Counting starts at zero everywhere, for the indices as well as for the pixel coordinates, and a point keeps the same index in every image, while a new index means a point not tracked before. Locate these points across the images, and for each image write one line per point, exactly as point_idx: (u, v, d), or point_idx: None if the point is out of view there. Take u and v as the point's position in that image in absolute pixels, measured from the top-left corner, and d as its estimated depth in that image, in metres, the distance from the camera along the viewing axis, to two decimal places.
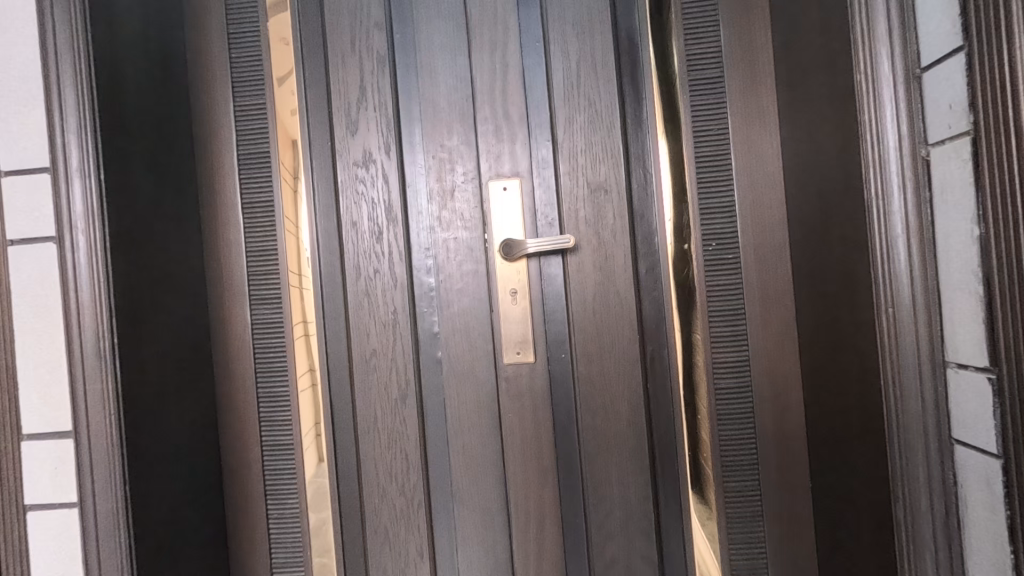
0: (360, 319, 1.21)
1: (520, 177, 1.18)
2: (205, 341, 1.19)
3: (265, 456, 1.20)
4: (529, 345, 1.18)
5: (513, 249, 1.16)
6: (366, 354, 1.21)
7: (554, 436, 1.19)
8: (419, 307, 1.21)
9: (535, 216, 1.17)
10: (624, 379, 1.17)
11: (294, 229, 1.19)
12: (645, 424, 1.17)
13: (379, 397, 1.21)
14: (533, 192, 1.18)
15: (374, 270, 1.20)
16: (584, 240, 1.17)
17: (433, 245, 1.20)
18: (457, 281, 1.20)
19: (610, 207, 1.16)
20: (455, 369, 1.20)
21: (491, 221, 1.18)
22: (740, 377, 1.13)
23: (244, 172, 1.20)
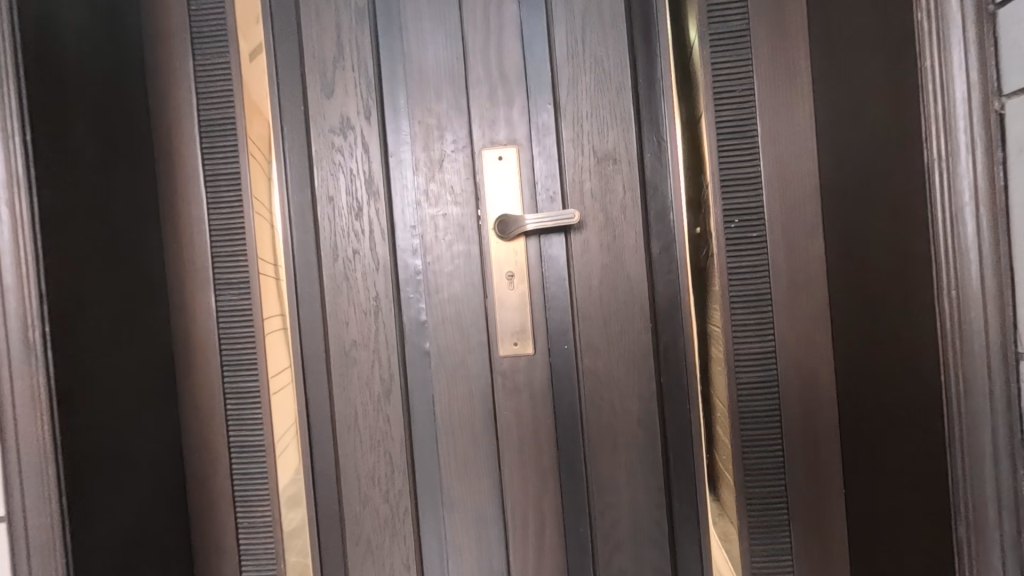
0: (337, 304, 1.08)
1: (517, 145, 1.04)
2: (163, 329, 1.05)
3: (233, 460, 1.07)
4: (528, 334, 1.05)
5: (507, 226, 1.03)
6: (345, 345, 1.08)
7: (555, 435, 1.06)
8: (404, 290, 1.08)
9: (534, 189, 1.04)
10: (635, 373, 1.04)
11: (264, 207, 1.05)
12: (658, 423, 1.04)
13: (360, 393, 1.08)
14: (532, 162, 1.04)
15: (353, 249, 1.07)
16: (588, 216, 1.04)
17: (420, 221, 1.07)
18: (446, 264, 1.06)
19: (619, 178, 1.03)
20: (446, 361, 1.07)
21: (485, 195, 1.05)
22: (766, 371, 0.99)
23: (206, 141, 1.06)
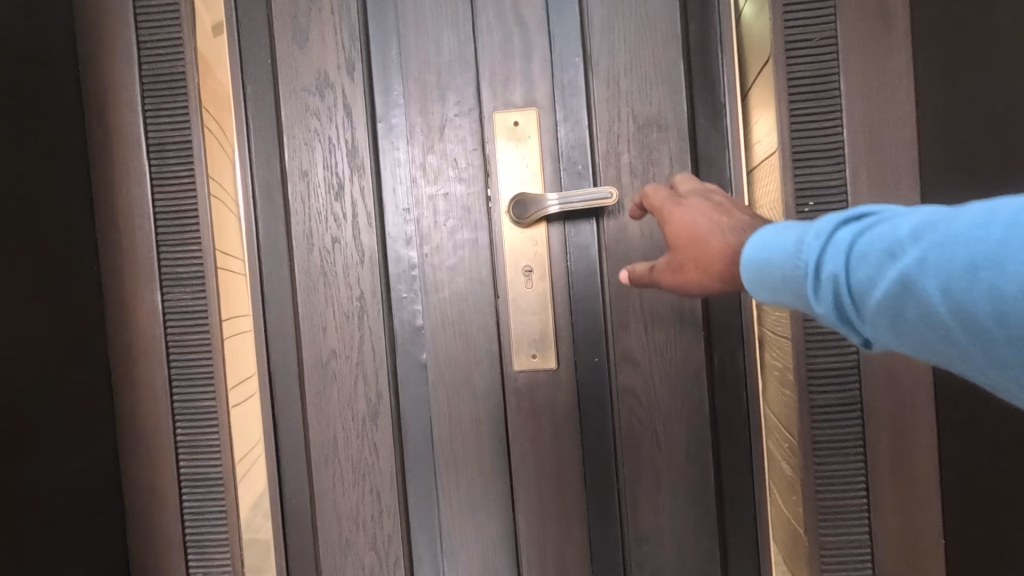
0: (313, 305, 0.87)
1: (537, 108, 0.84)
2: (89, 340, 0.81)
3: (185, 504, 0.84)
4: (549, 343, 0.85)
5: (527, 209, 0.82)
6: (322, 355, 0.87)
7: (582, 468, 0.86)
8: (395, 288, 0.87)
9: (558, 163, 0.84)
10: (682, 394, 0.84)
11: (224, 188, 0.84)
12: (711, 454, 0.84)
13: (340, 415, 0.87)
14: (555, 129, 0.84)
15: (332, 237, 0.86)
16: (625, 197, 0.83)
17: (415, 203, 0.86)
18: (448, 255, 0.86)
19: (663, 150, 0.83)
20: (446, 375, 0.87)
21: (496, 171, 0.84)
22: (848, 396, 0.75)
23: (149, 94, 0.82)
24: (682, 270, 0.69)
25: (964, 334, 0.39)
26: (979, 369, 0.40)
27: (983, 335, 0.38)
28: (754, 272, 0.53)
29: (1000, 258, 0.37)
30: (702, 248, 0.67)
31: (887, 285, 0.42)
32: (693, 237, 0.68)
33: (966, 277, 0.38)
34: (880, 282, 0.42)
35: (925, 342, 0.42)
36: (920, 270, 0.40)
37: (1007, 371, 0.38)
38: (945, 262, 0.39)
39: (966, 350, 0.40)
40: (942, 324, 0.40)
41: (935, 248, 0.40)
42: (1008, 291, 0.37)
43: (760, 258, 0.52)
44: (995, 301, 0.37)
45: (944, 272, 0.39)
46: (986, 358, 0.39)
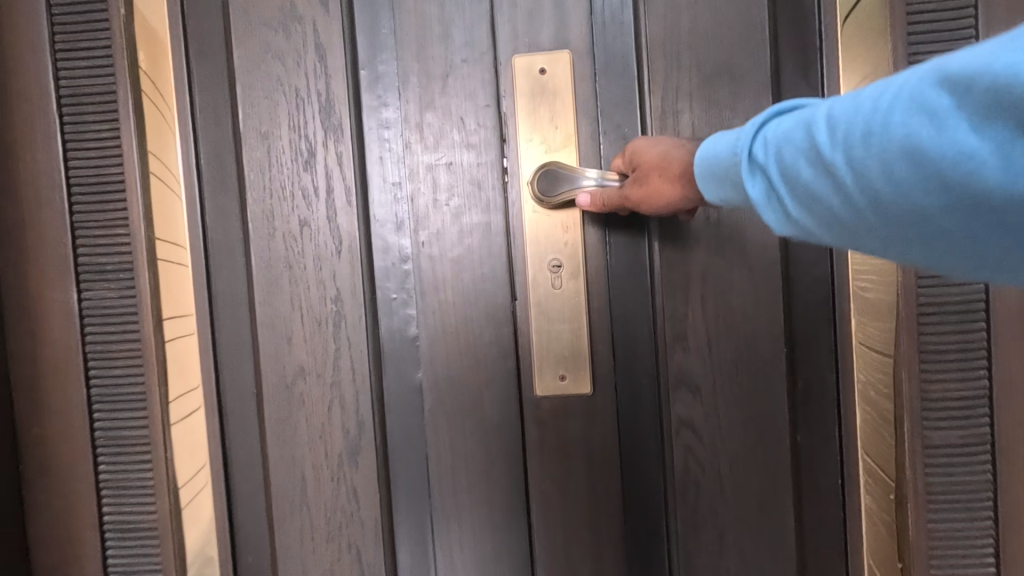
0: (275, 309, 0.67)
1: (571, 51, 0.64)
2: None
3: (109, 570, 0.63)
4: (582, 359, 0.65)
5: (561, 180, 0.62)
6: (285, 373, 0.67)
7: (622, 519, 0.67)
8: (383, 291, 0.66)
9: (597, 125, 0.64)
10: (752, 426, 0.66)
11: (161, 161, 0.63)
12: (790, 504, 0.66)
13: (309, 450, 0.67)
14: (594, 81, 0.64)
15: (300, 220, 0.66)
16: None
17: (406, 174, 0.65)
18: (451, 244, 0.65)
19: (737, 110, 0.63)
20: (447, 402, 0.66)
21: (516, 133, 0.64)
22: (976, 433, 0.58)
23: (58, 18, 0.60)
24: (646, 182, 0.57)
25: (862, 207, 0.35)
26: (891, 246, 0.36)
27: (891, 212, 0.34)
28: (702, 180, 0.48)
29: (888, 121, 0.33)
30: (671, 159, 0.55)
31: (791, 173, 0.38)
32: (665, 148, 0.56)
33: (858, 145, 0.34)
34: (783, 170, 0.38)
35: (839, 231, 0.37)
36: (820, 147, 0.36)
37: (910, 237, 0.34)
38: (839, 134, 0.35)
39: (873, 229, 0.35)
40: (846, 204, 0.36)
41: (832, 122, 0.36)
42: (894, 152, 0.33)
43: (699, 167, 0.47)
44: (883, 166, 0.33)
45: (842, 145, 0.35)
46: (890, 230, 0.35)
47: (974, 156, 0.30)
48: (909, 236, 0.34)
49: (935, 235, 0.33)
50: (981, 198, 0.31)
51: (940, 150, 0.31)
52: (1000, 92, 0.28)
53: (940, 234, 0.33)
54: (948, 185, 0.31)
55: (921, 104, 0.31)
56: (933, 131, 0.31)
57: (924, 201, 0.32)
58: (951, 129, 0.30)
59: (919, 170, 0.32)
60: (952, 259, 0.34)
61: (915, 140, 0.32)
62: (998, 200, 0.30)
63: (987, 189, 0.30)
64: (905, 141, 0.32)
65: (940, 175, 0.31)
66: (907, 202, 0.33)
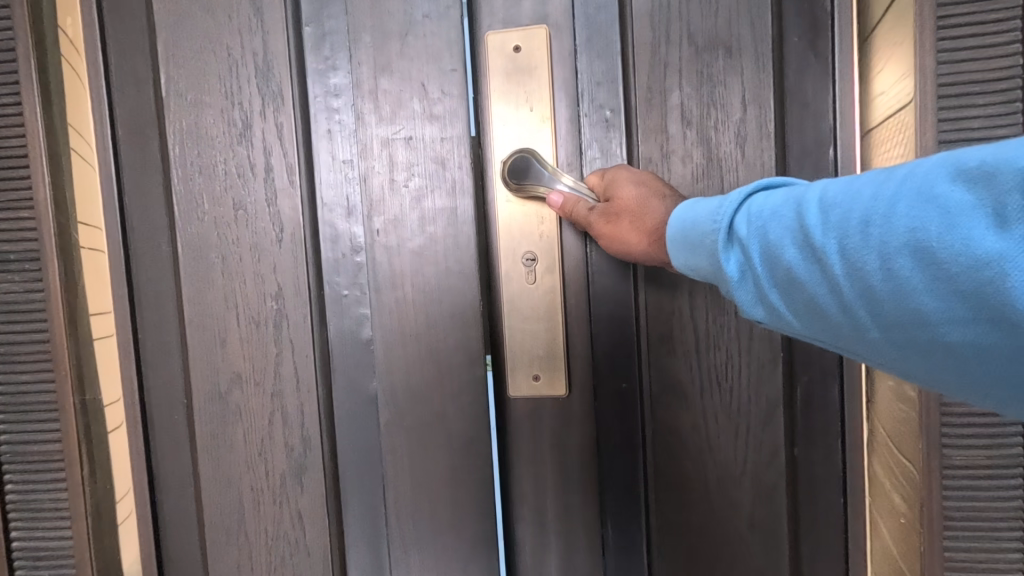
0: (205, 307, 0.57)
1: (548, 25, 0.55)
2: None
3: None
4: (559, 361, 0.57)
5: (535, 167, 0.54)
6: (218, 380, 0.58)
7: (601, 538, 0.59)
8: (333, 286, 0.57)
9: (576, 106, 0.55)
10: (744, 436, 0.57)
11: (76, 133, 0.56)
12: (785, 522, 0.58)
13: (247, 468, 0.58)
14: (575, 56, 0.55)
15: (235, 202, 0.56)
16: (674, 153, 0.55)
17: (358, 152, 0.55)
18: (411, 233, 0.56)
19: (733, 84, 0.54)
20: (406, 417, 0.58)
21: (491, 113, 0.55)
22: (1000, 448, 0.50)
23: None
24: (615, 220, 0.51)
25: (853, 302, 0.33)
26: (884, 352, 0.33)
27: (884, 310, 0.31)
28: (674, 248, 0.46)
29: (892, 213, 0.31)
30: (649, 207, 0.50)
31: (783, 253, 0.36)
32: (647, 191, 0.50)
33: (857, 235, 0.32)
34: (776, 249, 0.36)
35: (829, 326, 0.35)
36: (816, 232, 0.34)
37: (906, 346, 0.31)
38: (838, 220, 0.33)
39: (866, 328, 0.33)
40: (840, 296, 0.33)
41: (830, 207, 0.34)
42: (897, 247, 0.30)
43: (675, 231, 0.45)
44: (883, 261, 0.31)
45: (839, 231, 0.33)
46: (884, 332, 0.32)
47: (985, 261, 0.27)
48: (905, 342, 0.31)
49: (935, 346, 0.30)
50: (994, 310, 0.27)
51: (950, 250, 0.28)
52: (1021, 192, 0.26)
53: (942, 346, 0.30)
54: (955, 290, 0.28)
55: (929, 197, 0.29)
56: (942, 229, 0.29)
57: (927, 304, 0.30)
58: (961, 229, 0.28)
59: (924, 268, 0.29)
60: (950, 375, 0.31)
61: (922, 236, 0.29)
62: (1015, 317, 0.27)
63: (1000, 301, 0.27)
64: (910, 236, 0.30)
65: (947, 276, 0.28)
66: (904, 303, 0.30)
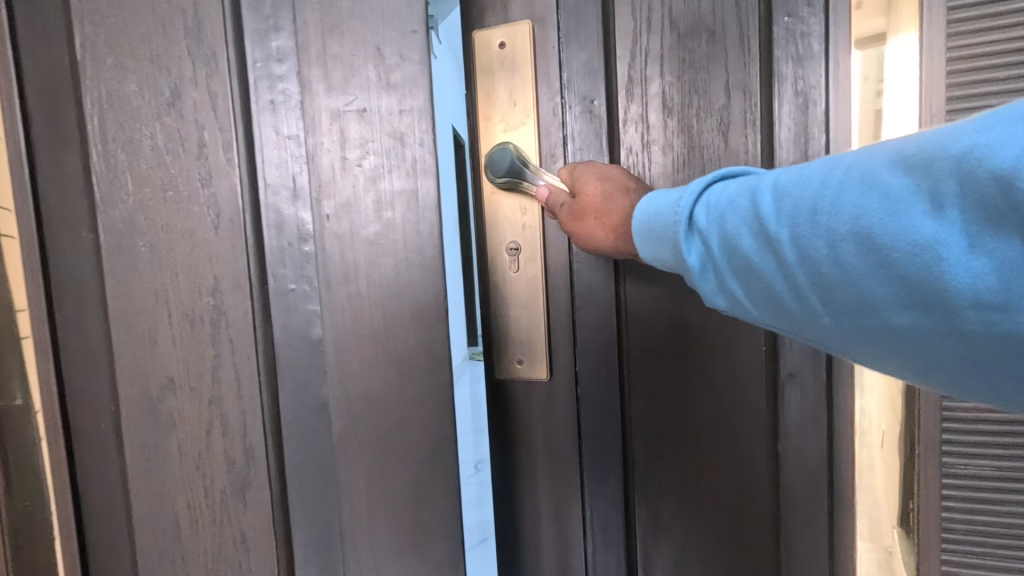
0: (133, 303, 0.50)
1: (533, 20, 0.53)
2: None
3: None
4: (539, 346, 0.56)
5: (517, 166, 0.53)
6: (148, 386, 0.50)
7: (584, 512, 0.58)
8: (275, 283, 0.49)
9: (561, 97, 0.53)
10: (723, 422, 0.54)
11: None
12: (771, 511, 0.55)
13: (184, 484, 0.51)
14: (559, 43, 0.52)
15: (163, 181, 0.49)
16: (655, 142, 0.52)
17: (305, 124, 0.48)
18: (366, 219, 0.49)
19: (716, 69, 0.51)
20: (364, 428, 0.51)
21: (482, 100, 0.54)
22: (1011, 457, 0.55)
23: None
24: (581, 219, 0.50)
25: (806, 289, 0.34)
26: (834, 334, 0.35)
27: (832, 295, 0.34)
28: (639, 241, 0.44)
29: (841, 200, 0.32)
30: (613, 201, 0.48)
31: (740, 242, 0.37)
32: (612, 187, 0.49)
33: (808, 223, 0.33)
34: (733, 238, 0.37)
35: (782, 313, 0.37)
36: (769, 221, 0.35)
37: (857, 328, 0.33)
38: (790, 208, 0.35)
39: (817, 314, 0.35)
40: (791, 284, 0.35)
41: (781, 193, 0.35)
42: (846, 233, 0.32)
43: (636, 224, 0.45)
44: (835, 248, 0.32)
45: (789, 220, 0.34)
46: (834, 318, 0.34)
47: (924, 246, 0.29)
48: (853, 325, 0.34)
49: (882, 325, 0.32)
50: (937, 292, 0.30)
51: (893, 236, 0.30)
52: (953, 179, 0.28)
53: (889, 328, 0.32)
54: (897, 274, 0.31)
55: (870, 187, 0.31)
56: (887, 215, 0.30)
57: (873, 288, 0.32)
58: (904, 216, 0.30)
59: (867, 255, 0.31)
60: (895, 354, 0.34)
61: (866, 224, 0.31)
62: (957, 299, 0.29)
63: (937, 283, 0.29)
64: (857, 223, 0.31)
65: (888, 261, 0.31)
66: (855, 288, 0.32)
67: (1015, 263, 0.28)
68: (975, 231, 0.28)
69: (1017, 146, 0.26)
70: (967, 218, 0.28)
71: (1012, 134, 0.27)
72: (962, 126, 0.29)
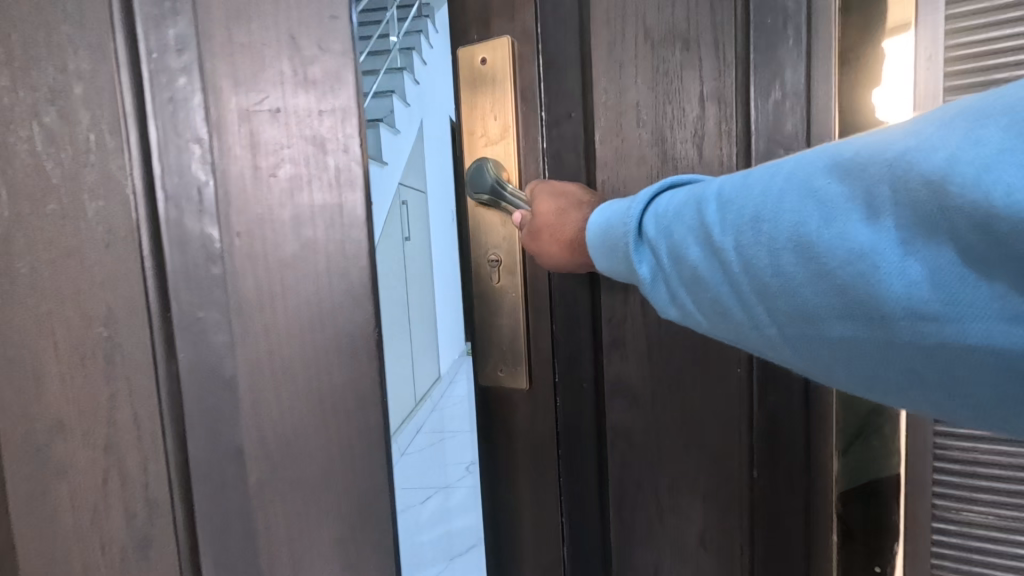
0: (12, 335, 0.41)
1: (512, 37, 0.59)
2: None
3: None
4: (519, 352, 0.66)
5: (496, 187, 0.58)
6: (33, 431, 0.42)
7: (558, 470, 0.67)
8: (182, 310, 0.42)
9: (540, 112, 0.59)
10: (680, 397, 0.63)
11: None
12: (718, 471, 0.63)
13: (79, 537, 0.44)
14: (536, 62, 0.59)
15: (44, 195, 0.40)
16: (629, 156, 0.57)
17: (210, 125, 0.41)
18: (278, 235, 0.44)
19: (689, 82, 0.55)
20: (283, 472, 0.45)
21: (467, 113, 0.60)
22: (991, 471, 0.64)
23: None
24: (538, 237, 0.55)
25: (752, 294, 0.38)
26: (786, 338, 0.38)
27: (783, 298, 0.36)
28: (595, 251, 0.50)
29: (775, 211, 0.36)
30: (567, 218, 0.54)
31: (688, 250, 0.41)
32: (564, 204, 0.55)
33: (750, 231, 0.37)
34: (682, 247, 0.41)
35: (734, 316, 0.40)
36: (715, 229, 0.39)
37: (794, 330, 0.37)
38: (734, 218, 0.38)
39: (767, 316, 0.38)
40: (739, 289, 0.38)
41: (727, 202, 0.39)
42: (784, 241, 0.35)
43: (594, 231, 0.50)
44: (772, 255, 0.36)
45: (735, 228, 0.38)
46: (778, 323, 0.37)
47: (861, 252, 0.32)
48: (799, 328, 0.37)
49: (817, 328, 0.36)
50: (858, 298, 0.33)
51: (828, 244, 0.33)
52: (895, 187, 0.31)
53: (827, 331, 0.35)
54: (836, 278, 0.33)
55: (817, 198, 0.34)
56: (818, 225, 0.34)
57: (809, 294, 0.35)
58: (834, 225, 0.33)
59: (812, 260, 0.34)
60: (830, 359, 0.37)
61: (804, 232, 0.34)
62: (879, 306, 0.32)
63: (875, 287, 0.32)
64: (795, 233, 0.35)
65: (828, 268, 0.34)
66: (793, 292, 0.36)
67: (943, 263, 0.30)
68: (902, 235, 0.31)
69: (944, 153, 0.29)
70: (902, 226, 0.31)
71: (936, 143, 0.30)
72: (889, 135, 0.32)
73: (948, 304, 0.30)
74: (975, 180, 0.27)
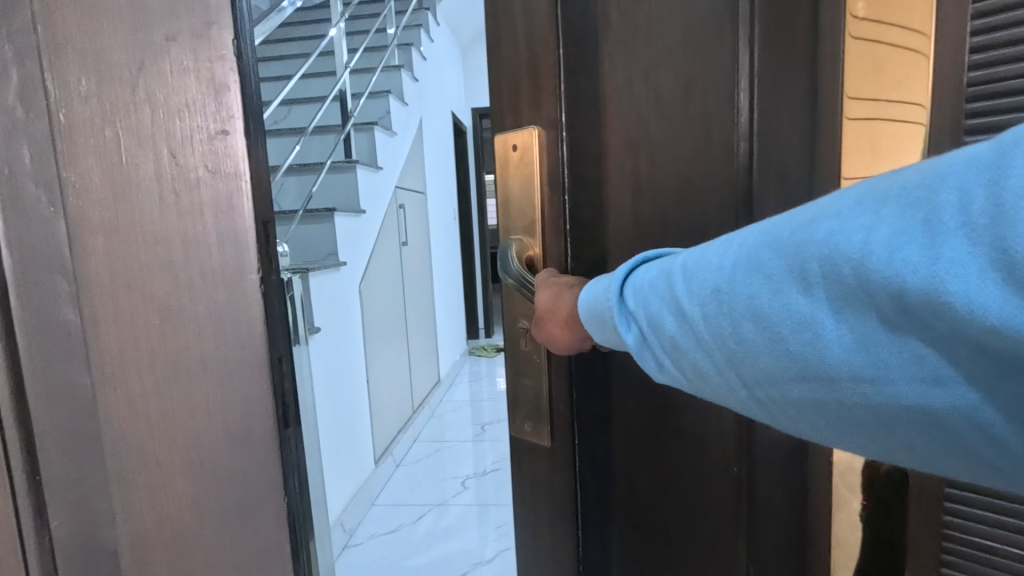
0: None
1: (542, 124, 0.48)
2: None
3: None
4: (543, 412, 0.52)
5: (518, 278, 0.48)
6: None
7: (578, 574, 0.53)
8: (50, 473, 0.35)
9: (563, 196, 0.48)
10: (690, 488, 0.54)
11: None
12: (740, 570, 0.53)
13: None
14: (559, 141, 0.48)
15: None
16: (630, 236, 0.51)
17: (76, 257, 0.34)
18: (175, 382, 0.36)
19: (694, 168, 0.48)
20: None
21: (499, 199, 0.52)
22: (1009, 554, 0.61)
23: None
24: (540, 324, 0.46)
25: (720, 361, 0.29)
26: (757, 411, 0.30)
27: (747, 366, 0.29)
28: (592, 325, 0.38)
29: (730, 280, 0.28)
30: (561, 301, 0.45)
31: (663, 322, 0.31)
32: (558, 287, 0.45)
33: (709, 301, 0.29)
34: (656, 319, 0.32)
35: (713, 387, 0.31)
36: (684, 301, 0.30)
37: (771, 402, 0.29)
38: (696, 287, 0.30)
39: (736, 386, 0.30)
40: (712, 355, 0.30)
41: (695, 273, 0.30)
42: (741, 312, 0.28)
43: (585, 309, 0.38)
44: (732, 326, 0.28)
45: (692, 295, 0.30)
46: (750, 391, 0.29)
47: (815, 324, 0.26)
48: (771, 401, 0.29)
49: (792, 401, 0.28)
50: (822, 370, 0.26)
51: (784, 314, 0.26)
52: (826, 265, 0.25)
53: (797, 405, 0.28)
54: (792, 349, 0.26)
55: (765, 269, 0.27)
56: (770, 296, 0.27)
57: (772, 365, 0.27)
58: (786, 296, 0.26)
59: (764, 333, 0.27)
60: (816, 429, 0.28)
61: (756, 302, 0.27)
62: (838, 376, 0.26)
63: (827, 360, 0.26)
64: (748, 302, 0.27)
65: (784, 339, 0.27)
66: (753, 362, 0.28)
67: (890, 338, 0.24)
68: (842, 309, 0.25)
69: (863, 231, 0.24)
70: (852, 292, 0.24)
71: (853, 215, 0.24)
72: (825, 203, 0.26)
73: (897, 377, 0.24)
74: (888, 262, 0.22)
